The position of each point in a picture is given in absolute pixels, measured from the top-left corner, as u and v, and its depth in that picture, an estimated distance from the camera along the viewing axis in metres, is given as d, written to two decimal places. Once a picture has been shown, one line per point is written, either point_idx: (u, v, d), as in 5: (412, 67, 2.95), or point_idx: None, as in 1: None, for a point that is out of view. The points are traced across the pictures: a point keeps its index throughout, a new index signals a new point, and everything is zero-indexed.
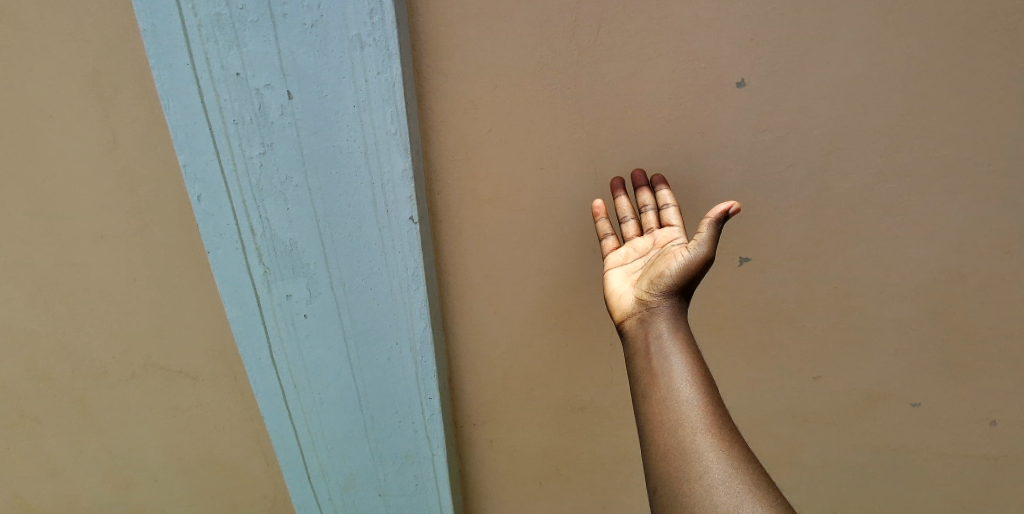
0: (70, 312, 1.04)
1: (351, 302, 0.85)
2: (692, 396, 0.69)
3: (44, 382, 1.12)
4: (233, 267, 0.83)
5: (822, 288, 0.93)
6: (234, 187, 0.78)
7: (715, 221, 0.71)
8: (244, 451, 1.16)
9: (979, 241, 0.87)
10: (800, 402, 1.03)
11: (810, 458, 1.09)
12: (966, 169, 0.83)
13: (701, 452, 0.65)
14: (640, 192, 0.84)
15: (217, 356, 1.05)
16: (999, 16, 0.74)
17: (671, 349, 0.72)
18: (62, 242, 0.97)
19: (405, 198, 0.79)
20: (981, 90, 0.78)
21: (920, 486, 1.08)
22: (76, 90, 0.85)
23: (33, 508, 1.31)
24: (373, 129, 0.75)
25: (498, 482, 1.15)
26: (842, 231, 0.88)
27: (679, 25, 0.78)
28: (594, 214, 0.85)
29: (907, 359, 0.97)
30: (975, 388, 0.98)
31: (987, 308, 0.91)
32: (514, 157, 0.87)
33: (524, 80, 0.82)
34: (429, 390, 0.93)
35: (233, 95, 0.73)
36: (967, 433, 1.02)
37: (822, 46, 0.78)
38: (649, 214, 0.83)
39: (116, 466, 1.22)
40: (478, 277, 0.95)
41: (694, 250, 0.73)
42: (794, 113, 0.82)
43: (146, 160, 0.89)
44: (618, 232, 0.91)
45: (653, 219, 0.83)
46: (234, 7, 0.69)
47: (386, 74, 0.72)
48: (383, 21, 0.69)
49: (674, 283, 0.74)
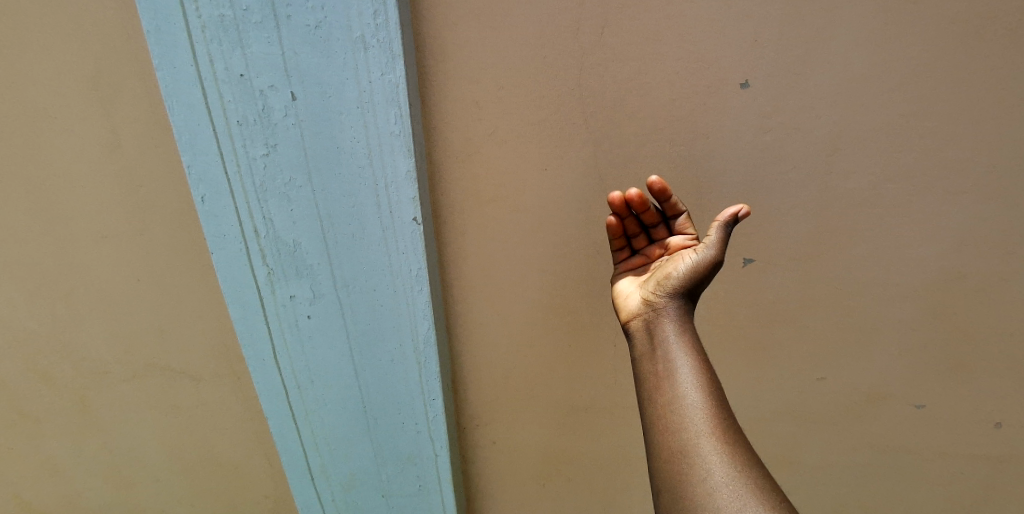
0: (70, 313, 1.04)
1: (355, 303, 0.85)
2: (698, 399, 0.69)
3: (45, 381, 1.12)
4: (236, 268, 0.83)
5: (822, 288, 0.93)
6: (237, 188, 0.77)
7: (725, 224, 0.72)
8: (245, 450, 1.17)
9: (981, 242, 0.87)
10: (800, 403, 1.03)
11: (810, 458, 1.09)
12: (967, 170, 0.82)
13: (706, 456, 0.65)
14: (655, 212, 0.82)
15: (217, 355, 1.05)
16: (1000, 17, 0.74)
17: (677, 351, 0.72)
18: (61, 242, 0.97)
19: (408, 200, 0.78)
20: (983, 90, 0.78)
21: (919, 484, 1.09)
22: (74, 91, 0.85)
23: (34, 507, 1.31)
24: (377, 131, 0.74)
25: (499, 482, 1.15)
26: (843, 233, 0.88)
27: (680, 25, 0.77)
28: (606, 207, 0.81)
29: (906, 359, 0.97)
30: (974, 387, 0.98)
31: (987, 308, 0.92)
32: (515, 156, 0.86)
33: (525, 79, 0.81)
34: (431, 390, 0.93)
35: (236, 97, 0.72)
36: (966, 432, 1.03)
37: (824, 47, 0.77)
38: (659, 227, 0.84)
39: (117, 465, 1.22)
40: (479, 277, 0.95)
41: (702, 253, 0.74)
42: (797, 114, 0.81)
43: (145, 161, 0.89)
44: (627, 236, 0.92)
45: (663, 230, 0.84)
46: (238, 8, 0.68)
47: (390, 75, 0.71)
48: (387, 22, 0.69)
49: (681, 284, 0.75)
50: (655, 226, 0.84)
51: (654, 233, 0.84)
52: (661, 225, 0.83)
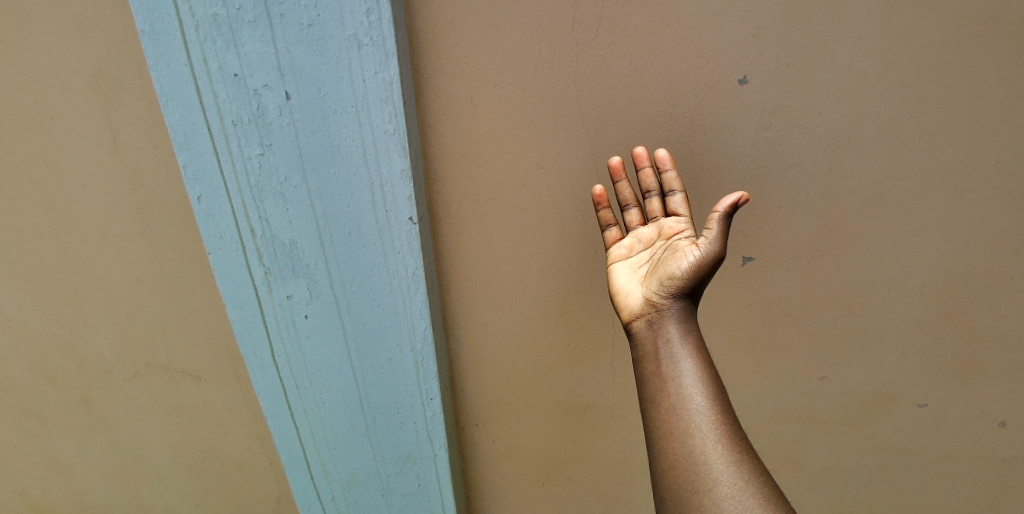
0: (75, 313, 1.05)
1: (351, 302, 0.85)
2: (704, 404, 0.68)
3: (51, 380, 1.13)
4: (233, 267, 0.83)
5: (827, 288, 0.91)
6: (234, 187, 0.77)
7: (724, 215, 0.69)
8: (248, 449, 1.17)
9: (989, 241, 0.85)
10: (805, 404, 1.01)
11: (817, 461, 1.07)
12: (976, 166, 0.81)
13: (713, 464, 0.64)
14: (649, 199, 0.82)
15: (220, 353, 1.06)
16: (1008, 11, 0.73)
17: (682, 354, 0.71)
18: (66, 243, 0.98)
19: (404, 198, 0.78)
20: (989, 87, 0.77)
21: (926, 487, 1.07)
22: (78, 91, 0.85)
23: (41, 506, 1.33)
24: (371, 129, 0.74)
25: (502, 483, 1.14)
26: (846, 230, 0.87)
27: (679, 23, 0.77)
28: (613, 171, 0.80)
29: (914, 359, 0.95)
30: (982, 387, 0.97)
31: (997, 307, 0.90)
32: (514, 155, 0.86)
33: (522, 78, 0.81)
34: (429, 390, 0.93)
35: (232, 96, 0.72)
36: (975, 432, 1.01)
37: (826, 43, 0.76)
38: (654, 201, 0.81)
39: (121, 465, 1.23)
40: (479, 276, 0.94)
41: (705, 248, 0.71)
42: (800, 111, 0.80)
43: (147, 162, 0.89)
44: (621, 216, 0.90)
45: (656, 204, 0.81)
46: (231, 7, 0.68)
47: (384, 73, 0.71)
48: (381, 20, 0.69)
49: (684, 284, 0.73)
50: (649, 201, 0.82)
51: (647, 208, 0.82)
52: (655, 201, 0.81)
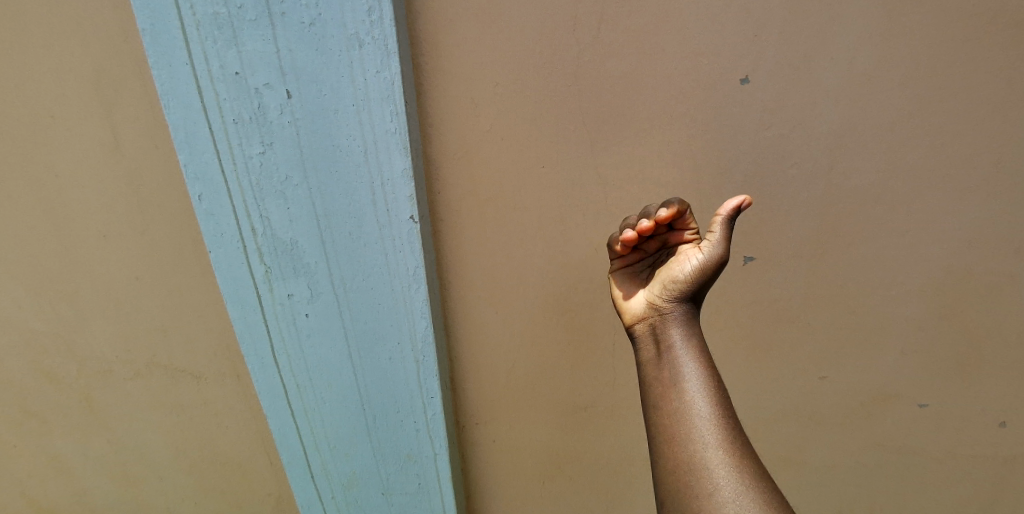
0: (74, 312, 1.05)
1: (352, 301, 0.85)
2: (705, 408, 0.68)
3: (51, 379, 1.13)
4: (234, 267, 0.83)
5: (827, 288, 0.91)
6: (234, 187, 0.78)
7: (726, 219, 0.69)
8: (248, 448, 1.17)
9: (989, 241, 0.85)
10: (806, 404, 1.01)
11: (817, 461, 1.07)
12: (976, 167, 0.81)
13: (714, 468, 0.64)
14: (660, 236, 0.79)
15: (220, 352, 1.06)
16: (1007, 11, 0.73)
17: (684, 358, 0.72)
18: (66, 241, 0.98)
19: (405, 198, 0.78)
20: (989, 88, 0.77)
21: (926, 486, 1.07)
22: (78, 90, 0.85)
23: (41, 506, 1.33)
24: (373, 128, 0.74)
25: (502, 482, 1.14)
26: (846, 231, 0.87)
27: (679, 23, 0.77)
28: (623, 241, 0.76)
29: (914, 359, 0.95)
30: (983, 386, 0.97)
31: (997, 307, 0.90)
32: (514, 155, 0.86)
33: (523, 78, 0.81)
34: (429, 389, 0.93)
35: (232, 95, 0.72)
36: (976, 432, 1.01)
37: (827, 43, 0.76)
38: (662, 231, 0.79)
39: (121, 464, 1.23)
40: (480, 276, 0.94)
41: (707, 251, 0.72)
42: (800, 111, 0.80)
43: (148, 161, 0.89)
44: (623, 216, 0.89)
45: (664, 233, 0.79)
46: (232, 6, 0.68)
47: (385, 72, 0.71)
48: (382, 19, 0.69)
49: (686, 287, 0.74)
50: (658, 232, 0.79)
51: (656, 236, 0.80)
52: (663, 229, 0.79)
